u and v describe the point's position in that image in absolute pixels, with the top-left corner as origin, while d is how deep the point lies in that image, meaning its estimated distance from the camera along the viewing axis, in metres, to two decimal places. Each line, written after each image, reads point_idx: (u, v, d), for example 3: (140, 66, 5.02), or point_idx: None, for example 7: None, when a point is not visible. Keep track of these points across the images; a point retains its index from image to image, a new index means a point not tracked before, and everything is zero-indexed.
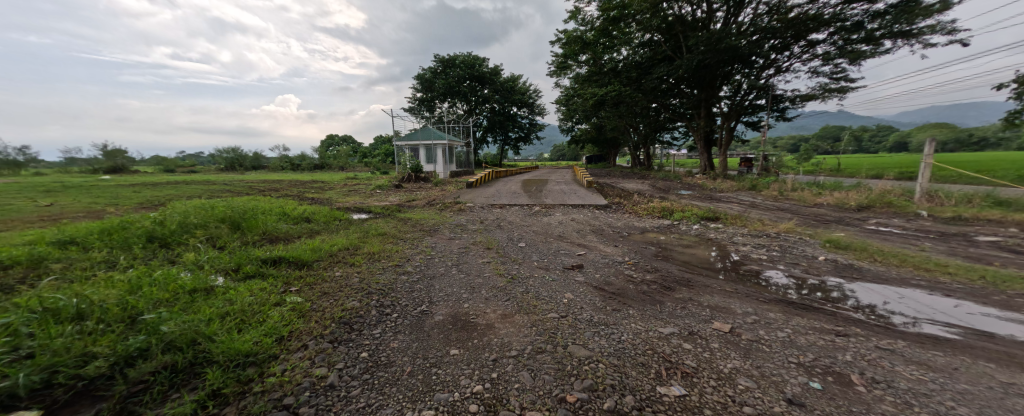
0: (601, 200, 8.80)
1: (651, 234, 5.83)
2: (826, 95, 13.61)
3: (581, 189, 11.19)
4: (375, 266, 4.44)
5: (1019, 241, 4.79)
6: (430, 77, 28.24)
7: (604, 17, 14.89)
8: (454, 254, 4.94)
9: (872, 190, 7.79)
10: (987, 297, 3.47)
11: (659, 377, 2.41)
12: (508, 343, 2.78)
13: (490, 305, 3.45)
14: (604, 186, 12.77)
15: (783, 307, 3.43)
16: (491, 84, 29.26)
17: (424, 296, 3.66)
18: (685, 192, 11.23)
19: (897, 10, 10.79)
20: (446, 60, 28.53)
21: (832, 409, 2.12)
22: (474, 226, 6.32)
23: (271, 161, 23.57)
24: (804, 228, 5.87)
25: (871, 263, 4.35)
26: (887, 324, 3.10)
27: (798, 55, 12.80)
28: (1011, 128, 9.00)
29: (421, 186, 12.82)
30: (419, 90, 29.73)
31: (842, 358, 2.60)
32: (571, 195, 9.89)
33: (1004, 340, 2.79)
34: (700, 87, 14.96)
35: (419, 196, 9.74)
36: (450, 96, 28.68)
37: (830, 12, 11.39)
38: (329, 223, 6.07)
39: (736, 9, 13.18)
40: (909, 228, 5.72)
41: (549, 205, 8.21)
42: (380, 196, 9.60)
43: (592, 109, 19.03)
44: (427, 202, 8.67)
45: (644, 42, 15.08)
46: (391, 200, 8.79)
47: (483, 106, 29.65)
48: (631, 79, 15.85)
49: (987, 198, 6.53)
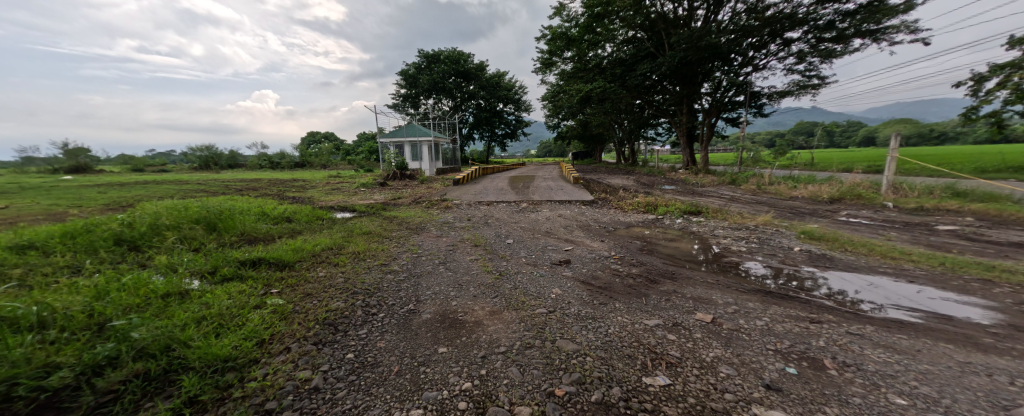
0: (589, 196, 8.84)
1: (636, 229, 5.93)
2: (800, 92, 14.10)
3: (567, 185, 11.27)
4: (360, 265, 4.39)
5: (975, 230, 5.11)
6: (415, 73, 28.00)
7: (589, 13, 14.96)
8: (441, 252, 4.90)
9: (842, 183, 8.11)
10: (947, 283, 3.71)
11: (645, 368, 2.48)
12: (497, 340, 2.79)
13: (477, 302, 3.46)
14: (590, 182, 12.86)
15: (761, 297, 3.58)
16: (475, 79, 28.93)
17: (413, 293, 3.67)
18: (668, 187, 11.49)
19: (866, 10, 11.25)
20: (430, 55, 28.22)
21: (807, 392, 2.22)
22: (461, 224, 6.28)
23: (247, 159, 22.69)
24: (780, 220, 6.09)
25: (842, 253, 4.57)
26: (856, 310, 3.27)
27: (774, 53, 13.19)
28: (970, 122, 9.49)
29: (407, 184, 12.65)
30: (404, 86, 29.34)
31: (816, 344, 2.74)
32: (558, 191, 9.92)
33: (961, 322, 2.99)
34: (682, 84, 15.29)
35: (405, 194, 9.61)
36: (435, 93, 28.38)
37: (804, 12, 11.78)
38: (311, 222, 5.93)
39: (715, 8, 13.49)
40: (877, 218, 6.01)
41: (537, 201, 8.22)
42: (365, 194, 9.43)
43: (578, 106, 19.11)
44: (413, 199, 8.58)
45: (628, 38, 15.25)
46: (376, 198, 8.63)
47: (469, 102, 29.36)
48: (616, 76, 15.99)
49: (947, 189, 6.94)
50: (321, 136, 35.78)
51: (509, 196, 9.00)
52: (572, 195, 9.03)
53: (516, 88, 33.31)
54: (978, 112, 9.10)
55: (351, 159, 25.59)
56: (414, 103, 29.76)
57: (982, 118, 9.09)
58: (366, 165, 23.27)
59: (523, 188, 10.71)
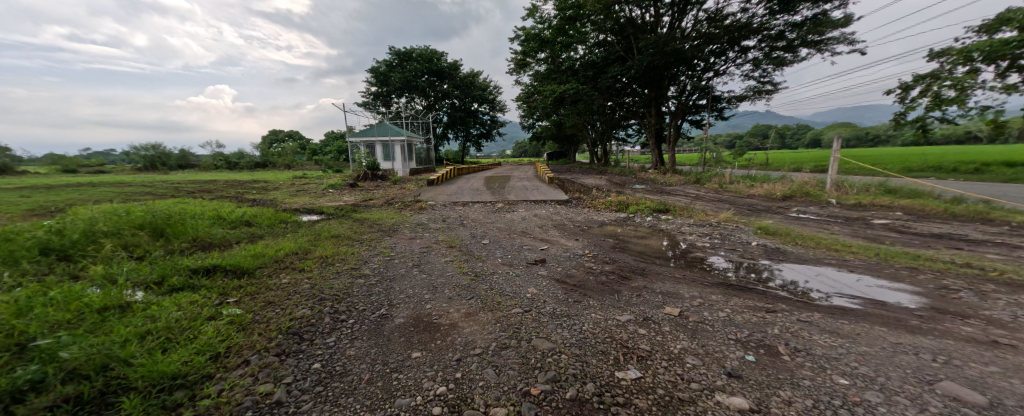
0: (563, 195, 8.98)
1: (609, 227, 6.11)
2: (757, 97, 15.10)
3: (542, 185, 11.39)
4: (328, 270, 4.19)
5: (904, 223, 5.71)
6: (386, 70, 27.24)
7: (561, 16, 15.23)
8: (415, 254, 4.81)
9: (793, 182, 8.78)
10: (881, 271, 4.12)
11: (617, 363, 2.56)
12: (473, 342, 2.78)
13: (452, 304, 3.42)
14: (564, 182, 13.08)
15: (723, 289, 3.80)
16: (450, 78, 28.50)
17: (385, 297, 3.57)
18: (639, 186, 11.91)
19: (811, 22, 12.25)
20: (402, 53, 27.59)
21: (764, 378, 2.39)
22: (436, 225, 6.18)
23: (201, 159, 21.03)
24: (739, 217, 6.50)
25: (793, 246, 4.95)
26: (806, 299, 3.55)
27: (732, 60, 14.04)
28: (899, 127, 10.57)
29: (378, 185, 12.25)
30: (374, 84, 28.46)
31: (772, 332, 2.95)
32: (533, 191, 10.00)
33: (893, 307, 3.33)
34: (650, 87, 15.88)
35: (377, 195, 9.32)
36: (408, 91, 27.69)
37: (758, 22, 12.64)
38: (274, 226, 5.59)
39: (680, 15, 14.16)
40: (823, 214, 6.56)
41: (513, 201, 8.25)
42: (333, 196, 9.02)
43: (553, 107, 19.33)
44: (385, 201, 8.32)
45: (598, 42, 15.61)
46: (345, 200, 8.30)
47: (443, 101, 28.93)
48: (588, 78, 16.35)
49: (880, 186, 7.69)
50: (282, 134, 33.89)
51: (485, 197, 8.96)
52: (547, 195, 9.15)
53: (491, 88, 33.15)
54: (905, 117, 10.18)
55: (316, 159, 24.45)
56: (386, 102, 28.91)
57: (909, 123, 10.17)
58: (335, 166, 22.35)
59: (499, 188, 10.71)
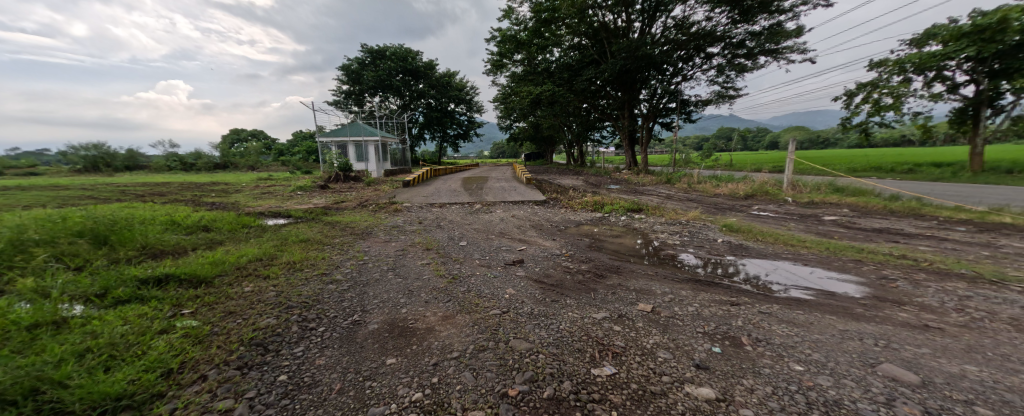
0: (540, 196, 9.05)
1: (585, 227, 6.22)
2: (721, 101, 15.90)
3: (520, 185, 11.42)
4: (295, 276, 4.00)
5: (850, 219, 6.22)
6: (358, 68, 26.36)
7: (536, 18, 15.40)
8: (390, 257, 4.68)
9: (754, 181, 9.33)
10: (831, 264, 4.47)
11: (593, 360, 2.61)
12: (450, 345, 2.75)
13: (429, 308, 3.36)
14: (541, 182, 13.20)
15: (692, 285, 3.98)
16: (425, 78, 27.92)
17: (358, 303, 3.46)
18: (614, 186, 12.21)
19: (768, 32, 13.07)
20: (375, 50, 26.73)
21: (729, 368, 2.53)
22: (411, 227, 6.04)
23: (152, 159, 19.43)
24: (707, 215, 6.82)
25: (754, 242, 5.27)
26: (766, 292, 3.79)
27: (699, 65, 14.71)
28: (845, 131, 11.50)
29: (351, 186, 11.82)
30: (344, 82, 27.46)
31: (736, 324, 3.12)
32: (511, 191, 10.01)
33: (842, 297, 3.61)
34: (624, 90, 16.37)
35: (349, 197, 8.97)
36: (381, 90, 26.87)
37: (722, 30, 13.32)
38: (235, 231, 5.26)
39: (649, 21, 14.66)
40: (781, 211, 7.02)
41: (490, 202, 8.21)
42: (302, 198, 8.61)
43: (530, 108, 19.44)
44: (358, 203, 8.04)
45: (573, 45, 15.90)
46: (315, 202, 7.94)
47: (418, 101, 28.09)
48: (564, 80, 16.58)
49: (830, 185, 8.33)
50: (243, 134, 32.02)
51: (462, 198, 8.86)
52: (525, 196, 9.18)
53: (467, 88, 32.81)
54: (850, 122, 11.11)
55: (280, 160, 23.28)
56: (358, 100, 27.92)
57: (853, 127, 11.10)
58: (303, 167, 21.40)
59: (476, 189, 10.63)
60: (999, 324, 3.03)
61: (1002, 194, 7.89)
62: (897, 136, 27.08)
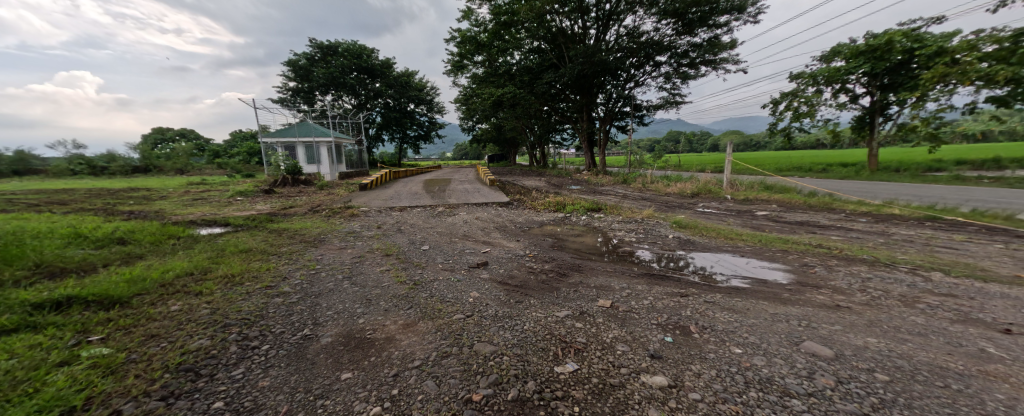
0: (504, 197, 9.04)
1: (548, 227, 6.32)
2: (669, 106, 16.96)
3: (483, 187, 11.32)
4: (234, 291, 3.61)
5: (779, 213, 6.95)
6: (306, 64, 24.55)
7: (496, 21, 15.45)
8: (346, 265, 4.40)
9: (699, 181, 10.09)
10: (765, 254, 4.97)
11: (556, 358, 2.66)
12: (411, 354, 2.66)
13: (388, 316, 3.21)
14: (504, 184, 13.21)
15: (647, 279, 4.21)
16: (383, 77, 26.62)
17: (310, 316, 3.21)
18: (575, 187, 12.53)
19: (708, 44, 14.20)
20: (325, 46, 25.02)
21: (680, 355, 2.70)
22: (369, 233, 5.73)
23: (48, 162, 16.45)
24: (659, 213, 7.25)
25: (701, 237, 5.69)
26: (711, 282, 4.12)
27: (649, 72, 15.59)
28: (773, 135, 12.87)
29: (300, 190, 10.95)
30: (291, 79, 25.47)
31: (685, 314, 3.35)
32: (474, 193, 9.90)
33: (773, 284, 4.03)
34: (582, 93, 16.98)
35: (298, 202, 8.29)
36: (333, 88, 25.19)
37: (668, 40, 14.22)
38: (159, 243, 4.63)
39: (604, 29, 15.27)
40: (724, 208, 7.65)
41: (453, 205, 8.05)
42: (244, 204, 7.81)
43: (491, 110, 19.37)
44: (309, 208, 7.46)
45: (533, 48, 16.12)
46: (258, 208, 7.23)
47: (375, 101, 26.57)
48: (525, 83, 16.78)
49: (762, 184, 9.24)
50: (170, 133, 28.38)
51: (424, 200, 8.60)
52: (488, 197, 9.12)
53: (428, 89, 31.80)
54: (776, 127, 12.50)
55: (213, 162, 20.97)
56: (307, 99, 25.98)
57: (779, 132, 12.49)
58: (243, 170, 19.48)
59: (438, 191, 10.37)
60: (892, 300, 3.56)
61: (903, 190, 9.29)
62: (813, 139, 30.90)
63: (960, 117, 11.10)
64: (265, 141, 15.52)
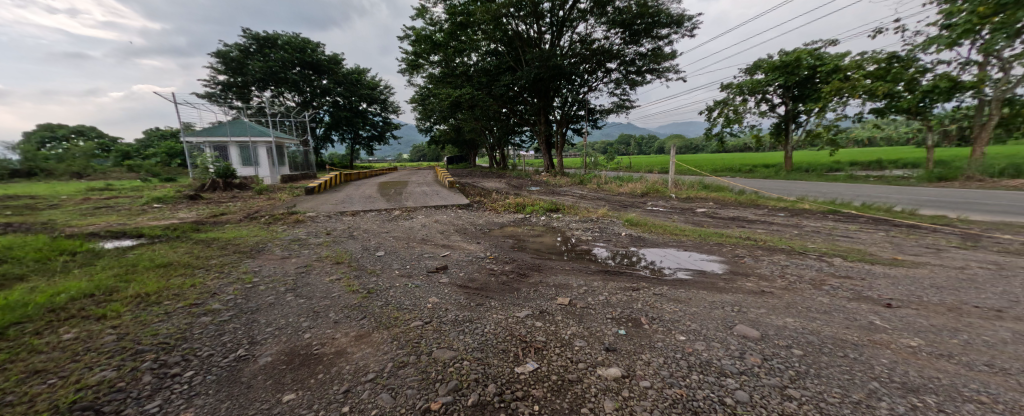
0: (463, 200, 8.88)
1: (509, 228, 6.31)
2: (620, 111, 17.84)
3: (442, 189, 11.02)
4: (150, 311, 3.13)
5: (716, 210, 7.63)
6: (240, 56, 22.16)
7: (452, 21, 15.35)
8: (289, 276, 4.01)
9: (648, 181, 10.72)
10: (706, 248, 5.41)
11: (516, 358, 2.66)
12: (364, 367, 2.51)
13: (338, 328, 2.99)
14: (465, 186, 13.01)
15: (603, 275, 4.39)
16: (330, 74, 24.34)
17: (245, 335, 2.88)
18: (535, 188, 12.65)
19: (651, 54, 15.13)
20: (261, 37, 22.58)
21: (633, 346, 2.83)
22: (317, 239, 5.30)
23: None
24: (613, 212, 7.59)
25: (650, 234, 6.05)
26: (659, 275, 4.40)
27: (601, 78, 16.25)
28: (711, 138, 14.13)
29: (234, 195, 9.86)
30: (221, 71, 22.81)
31: (637, 306, 3.53)
32: (432, 196, 9.61)
33: (711, 274, 4.40)
34: (539, 96, 17.33)
35: (233, 208, 7.44)
36: (272, 83, 22.84)
37: (618, 49, 14.89)
38: (48, 260, 3.89)
39: (558, 34, 15.67)
40: (670, 206, 8.20)
41: (410, 208, 7.75)
42: (165, 212, 6.85)
43: (450, 112, 19.15)
44: (246, 214, 6.74)
45: (490, 50, 15.95)
46: (182, 216, 6.35)
47: (322, 98, 24.39)
48: (483, 84, 16.70)
49: (701, 183, 10.06)
50: (65, 128, 23.86)
51: (378, 204, 8.18)
52: (447, 200, 8.90)
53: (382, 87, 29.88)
54: (711, 131, 13.90)
55: (121, 164, 18.17)
56: (241, 94, 23.41)
57: (713, 135, 13.88)
58: (162, 172, 17.14)
59: (394, 194, 9.92)
60: (804, 284, 4.07)
61: (823, 187, 10.63)
62: (743, 142, 34.23)
63: (852, 125, 13.05)
64: (189, 141, 13.75)
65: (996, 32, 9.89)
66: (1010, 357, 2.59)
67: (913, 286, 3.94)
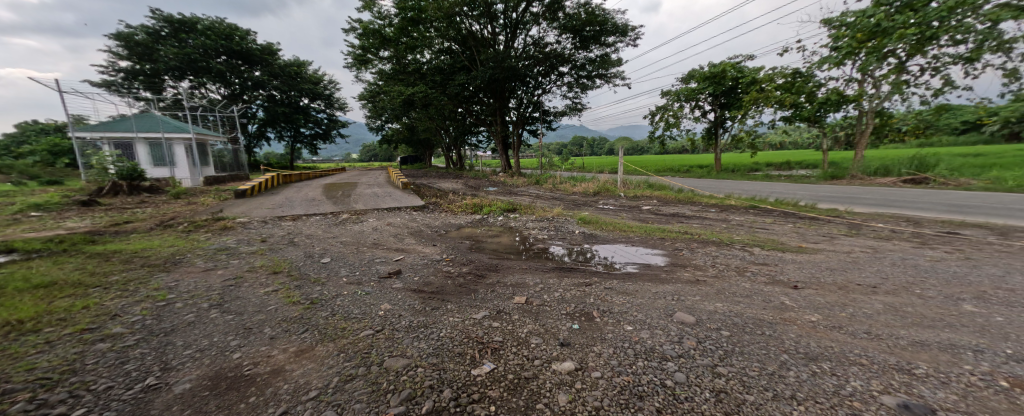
0: (418, 201, 8.51)
1: (467, 229, 6.16)
2: (573, 113, 18.28)
3: (395, 191, 10.48)
4: (25, 341, 2.56)
5: (658, 207, 8.16)
6: (150, 41, 18.93)
7: (402, 16, 15.01)
8: (213, 291, 3.51)
9: (599, 181, 11.15)
10: (652, 242, 5.75)
11: (473, 361, 2.59)
12: (305, 385, 2.28)
13: (275, 344, 2.69)
14: (421, 187, 12.56)
15: (558, 272, 4.47)
16: (264, 65, 21.89)
17: (156, 361, 2.46)
18: (492, 189, 12.49)
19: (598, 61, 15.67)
20: (175, 20, 19.44)
21: (586, 339, 2.89)
22: (250, 248, 4.73)
23: None
24: (567, 211, 7.76)
25: (602, 231, 6.28)
26: (609, 270, 4.59)
27: (555, 81, 16.43)
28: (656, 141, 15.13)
29: (144, 200, 8.52)
30: (122, 57, 19.24)
31: (589, 301, 3.64)
32: (384, 197, 9.09)
33: (655, 267, 4.69)
34: (495, 97, 17.25)
35: (141, 215, 6.38)
36: (191, 73, 19.79)
37: (569, 53, 15.21)
38: None
39: (511, 36, 15.65)
40: (621, 204, 8.60)
41: (360, 211, 7.26)
42: (48, 221, 5.70)
43: (403, 110, 18.51)
44: (159, 222, 5.83)
45: (443, 49, 15.74)
46: (71, 227, 5.29)
47: (254, 92, 21.81)
48: (437, 83, 16.47)
49: (647, 183, 10.70)
50: None
51: (322, 207, 7.56)
52: (400, 201, 8.47)
53: (325, 81, 27.58)
54: (655, 135, 14.89)
55: None
56: (150, 85, 19.80)
57: (656, 138, 14.93)
58: (41, 173, 14.25)
59: (342, 197, 9.24)
60: (730, 271, 4.52)
61: (755, 186, 11.85)
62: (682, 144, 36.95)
63: (767, 130, 14.70)
64: (80, 137, 11.88)
65: (870, 55, 11.78)
66: (883, 325, 3.03)
67: (812, 269, 4.55)
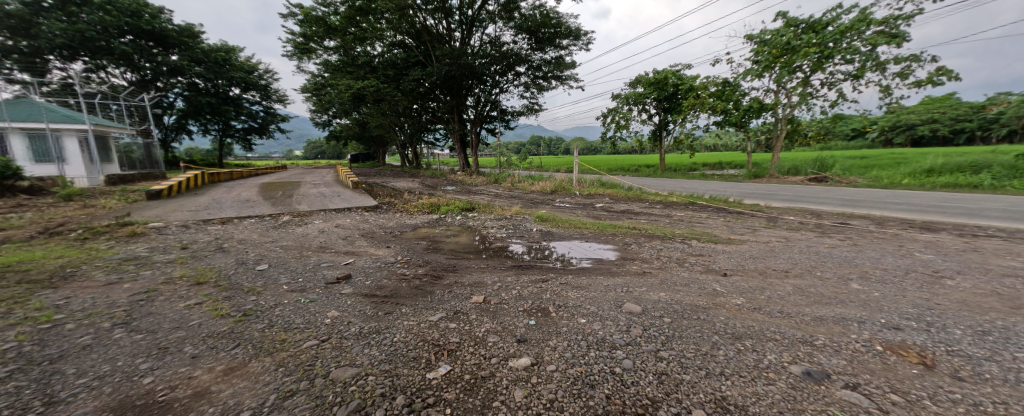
0: (371, 201, 7.99)
1: (423, 230, 5.90)
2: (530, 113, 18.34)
3: (345, 191, 9.79)
4: None
5: (609, 204, 8.49)
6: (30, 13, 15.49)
7: (349, 5, 14.05)
8: (118, 307, 2.98)
9: (554, 179, 11.34)
10: (604, 238, 5.94)
11: (428, 364, 2.46)
12: (234, 406, 2.01)
13: (198, 363, 2.33)
14: (374, 186, 11.89)
15: (517, 269, 4.45)
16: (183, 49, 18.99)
17: (37, 394, 2.02)
18: (450, 188, 12.14)
19: (553, 63, 15.86)
20: None
21: (543, 334, 2.88)
22: (168, 256, 4.10)
23: None
24: (524, 209, 7.76)
25: (558, 228, 6.37)
26: (563, 265, 4.67)
27: (513, 81, 16.32)
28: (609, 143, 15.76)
29: (25, 202, 7.09)
30: None
31: (546, 296, 3.66)
32: (332, 197, 8.44)
33: (607, 261, 4.86)
34: (451, 94, 16.81)
35: (20, 220, 5.29)
36: (86, 52, 16.65)
37: (526, 53, 15.19)
38: None
39: (467, 32, 15.34)
40: (576, 202, 8.80)
41: (305, 212, 6.65)
42: None
43: (352, 105, 17.47)
44: (45, 228, 4.87)
45: (396, 42, 14.86)
46: None
47: (171, 79, 19.03)
48: (388, 77, 15.43)
49: (599, 181, 11.08)
50: None
51: (260, 208, 6.83)
52: (350, 201, 7.90)
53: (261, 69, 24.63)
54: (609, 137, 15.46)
55: None
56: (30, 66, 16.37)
57: (608, 139, 15.53)
58: None
59: (283, 197, 8.42)
60: (672, 262, 4.83)
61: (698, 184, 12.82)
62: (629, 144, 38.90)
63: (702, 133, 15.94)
64: None
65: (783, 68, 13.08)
66: (792, 304, 3.36)
67: (740, 258, 4.99)
